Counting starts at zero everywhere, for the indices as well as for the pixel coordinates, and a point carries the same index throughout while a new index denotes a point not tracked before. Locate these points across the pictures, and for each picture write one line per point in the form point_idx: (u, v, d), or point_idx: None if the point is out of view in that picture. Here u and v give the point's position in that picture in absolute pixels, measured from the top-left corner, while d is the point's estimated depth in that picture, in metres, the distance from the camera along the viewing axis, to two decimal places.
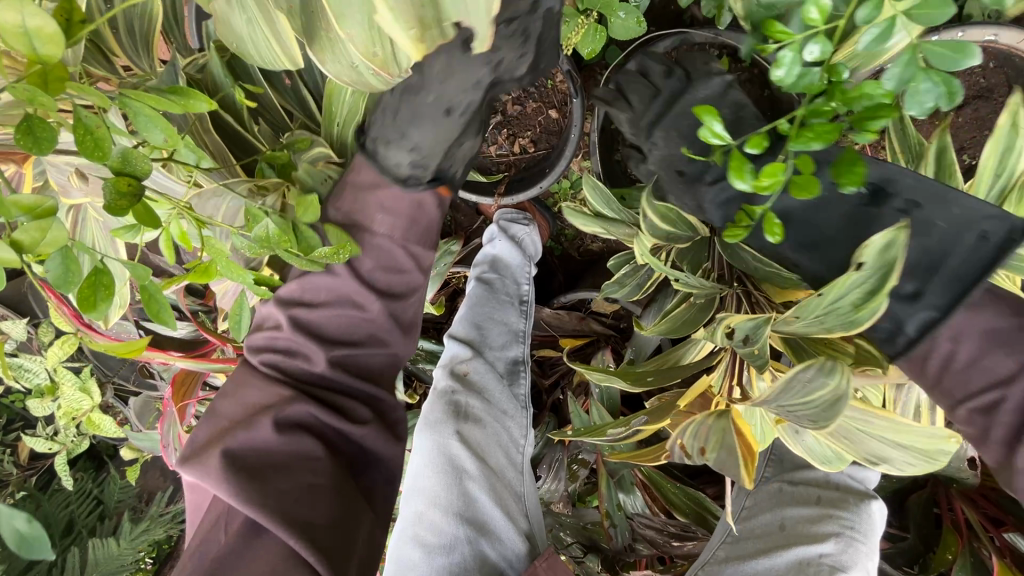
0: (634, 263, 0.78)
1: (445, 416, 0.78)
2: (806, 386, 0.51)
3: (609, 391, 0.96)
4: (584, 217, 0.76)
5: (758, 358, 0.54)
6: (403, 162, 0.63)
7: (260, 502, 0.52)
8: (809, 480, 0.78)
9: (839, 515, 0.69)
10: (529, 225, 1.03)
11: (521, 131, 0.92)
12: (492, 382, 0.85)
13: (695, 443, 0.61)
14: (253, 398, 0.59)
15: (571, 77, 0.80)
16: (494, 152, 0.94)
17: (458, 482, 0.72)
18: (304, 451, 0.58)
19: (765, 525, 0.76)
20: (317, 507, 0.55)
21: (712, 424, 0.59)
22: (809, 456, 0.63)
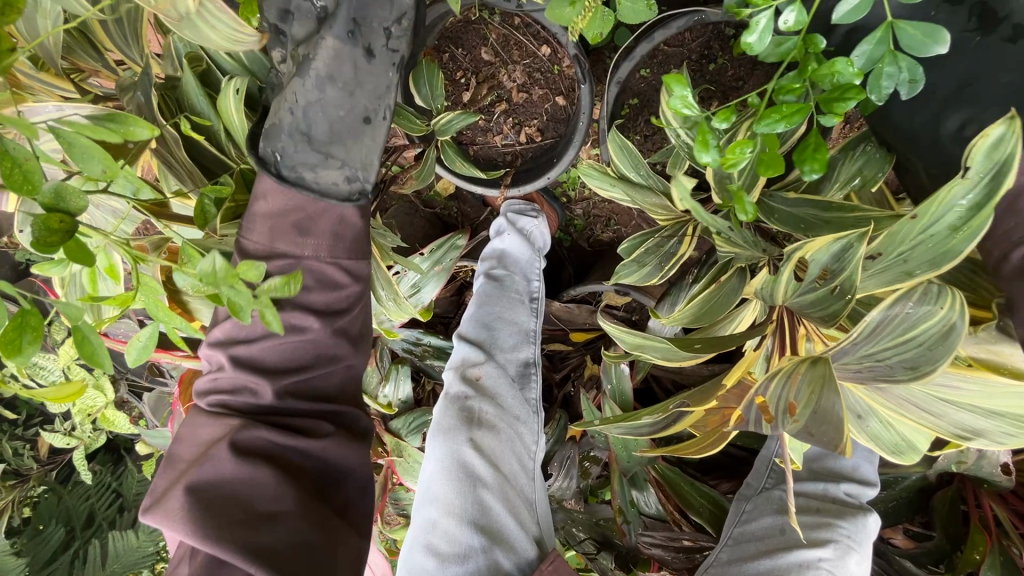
0: (655, 240, 0.73)
1: (458, 423, 0.77)
2: (903, 322, 0.44)
3: (621, 390, 0.94)
4: (599, 177, 0.73)
5: (827, 301, 0.49)
6: (338, 179, 0.60)
7: (217, 536, 0.48)
8: (808, 489, 0.77)
9: (837, 522, 0.70)
10: (538, 217, 0.99)
11: (527, 119, 0.88)
12: (504, 387, 0.83)
13: (780, 400, 0.49)
14: (207, 435, 0.55)
15: (578, 61, 0.76)
16: (500, 142, 0.91)
17: (472, 490, 0.70)
18: (265, 479, 0.53)
19: (766, 528, 0.75)
20: (279, 535, 0.52)
21: (795, 378, 0.49)
22: (874, 443, 0.53)
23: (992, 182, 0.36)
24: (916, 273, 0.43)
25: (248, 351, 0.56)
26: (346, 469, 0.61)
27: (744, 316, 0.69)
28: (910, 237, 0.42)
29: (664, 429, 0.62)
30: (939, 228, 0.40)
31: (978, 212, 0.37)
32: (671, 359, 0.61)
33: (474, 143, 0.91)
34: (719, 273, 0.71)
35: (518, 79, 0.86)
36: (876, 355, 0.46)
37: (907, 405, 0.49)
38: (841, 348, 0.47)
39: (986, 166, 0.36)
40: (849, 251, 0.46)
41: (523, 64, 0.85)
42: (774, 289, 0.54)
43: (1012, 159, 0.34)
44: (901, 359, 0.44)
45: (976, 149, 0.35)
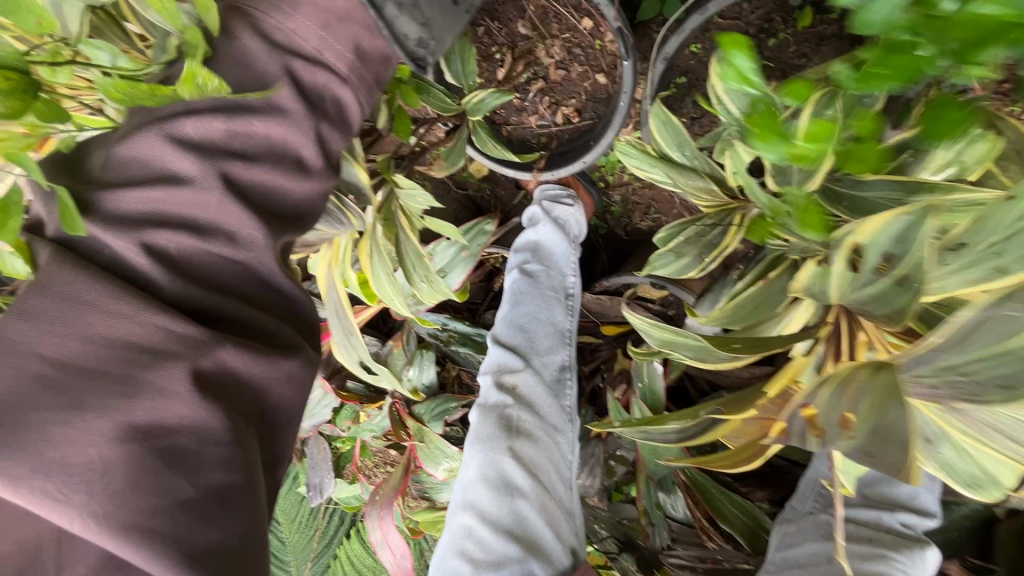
0: (697, 229, 0.68)
1: (496, 430, 0.74)
2: (1009, 326, 0.38)
3: (653, 390, 0.89)
4: (640, 161, 0.68)
5: (892, 297, 0.46)
6: (412, 35, 0.56)
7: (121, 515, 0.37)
8: (859, 516, 0.71)
9: (890, 554, 0.65)
10: (574, 204, 0.95)
11: (566, 99, 0.83)
12: (543, 394, 0.79)
13: (834, 412, 0.44)
14: (118, 334, 0.40)
15: (622, 35, 0.70)
16: (534, 123, 0.86)
17: (510, 500, 0.68)
18: (179, 447, 0.40)
19: (812, 554, 0.68)
20: (211, 528, 0.40)
21: (852, 388, 0.45)
22: (947, 474, 0.47)
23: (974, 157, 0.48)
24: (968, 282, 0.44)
25: (239, 179, 0.45)
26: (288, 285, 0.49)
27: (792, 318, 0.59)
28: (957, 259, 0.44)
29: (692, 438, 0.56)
30: None
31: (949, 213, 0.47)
32: (709, 359, 0.57)
33: (507, 123, 0.87)
34: (767, 268, 0.65)
35: (557, 55, 0.81)
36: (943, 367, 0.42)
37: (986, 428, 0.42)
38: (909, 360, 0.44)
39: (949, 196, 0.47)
40: (911, 230, 0.43)
41: (562, 39, 0.80)
42: (822, 286, 0.51)
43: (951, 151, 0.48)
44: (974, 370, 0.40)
45: None
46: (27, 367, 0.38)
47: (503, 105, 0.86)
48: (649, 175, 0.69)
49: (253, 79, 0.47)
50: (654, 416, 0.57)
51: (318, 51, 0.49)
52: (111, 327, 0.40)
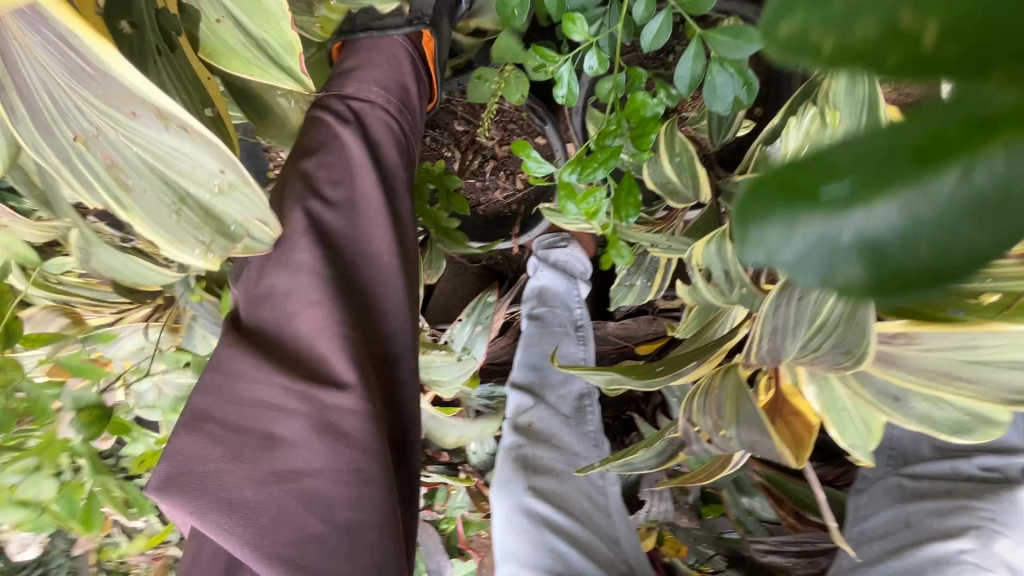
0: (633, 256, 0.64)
1: (514, 473, 0.83)
2: (806, 313, 0.43)
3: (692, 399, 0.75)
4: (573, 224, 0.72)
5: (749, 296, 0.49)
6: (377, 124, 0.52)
7: (276, 539, 0.38)
8: (934, 472, 0.66)
9: (973, 504, 0.60)
10: (569, 246, 1.06)
11: (518, 168, 0.92)
12: (559, 427, 0.88)
13: (709, 419, 0.46)
14: (240, 386, 0.41)
15: (536, 109, 0.82)
16: (501, 197, 0.94)
17: (542, 538, 0.76)
18: (310, 489, 0.40)
19: (886, 522, 0.65)
20: (360, 556, 0.40)
21: (714, 392, 0.48)
22: (930, 427, 0.42)
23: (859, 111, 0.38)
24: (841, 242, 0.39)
25: (339, 200, 0.46)
26: (394, 328, 0.49)
27: (735, 310, 0.53)
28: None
29: (665, 461, 0.51)
30: None
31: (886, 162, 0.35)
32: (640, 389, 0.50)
33: (478, 204, 0.95)
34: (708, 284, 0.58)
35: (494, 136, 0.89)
36: (808, 347, 0.43)
37: (936, 375, 0.40)
38: (769, 345, 0.46)
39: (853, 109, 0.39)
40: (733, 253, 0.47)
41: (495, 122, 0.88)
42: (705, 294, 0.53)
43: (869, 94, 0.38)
44: (832, 346, 0.41)
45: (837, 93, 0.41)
46: (209, 404, 0.41)
47: (468, 190, 0.94)
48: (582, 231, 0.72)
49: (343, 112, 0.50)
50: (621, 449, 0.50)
51: (358, 100, 0.52)
52: (247, 391, 0.41)
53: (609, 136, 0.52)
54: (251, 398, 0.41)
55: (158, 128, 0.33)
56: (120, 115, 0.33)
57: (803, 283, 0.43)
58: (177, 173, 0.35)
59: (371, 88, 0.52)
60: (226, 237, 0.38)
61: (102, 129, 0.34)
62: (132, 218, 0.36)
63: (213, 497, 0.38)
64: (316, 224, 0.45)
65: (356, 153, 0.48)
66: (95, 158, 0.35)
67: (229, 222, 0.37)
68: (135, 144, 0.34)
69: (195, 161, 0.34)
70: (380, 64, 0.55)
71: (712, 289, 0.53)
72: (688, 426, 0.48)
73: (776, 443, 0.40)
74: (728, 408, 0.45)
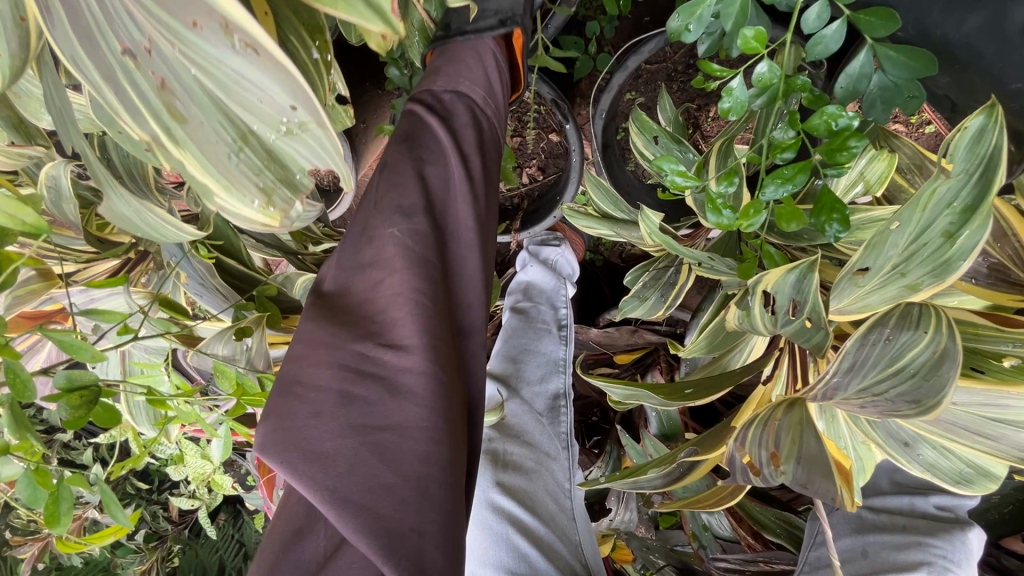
0: (652, 271, 0.62)
1: (482, 467, 0.80)
2: (888, 349, 0.36)
3: (669, 414, 0.76)
4: (587, 221, 0.69)
5: (807, 334, 0.41)
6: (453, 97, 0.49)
7: (359, 490, 0.32)
8: (897, 505, 0.58)
9: (926, 539, 0.52)
10: (561, 245, 1.03)
11: (527, 160, 0.89)
12: (531, 423, 0.85)
13: (760, 447, 0.40)
14: (325, 340, 0.35)
15: (558, 104, 0.76)
16: (504, 188, 0.91)
17: (507, 537, 0.71)
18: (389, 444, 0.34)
19: (844, 551, 0.56)
20: (429, 512, 0.34)
21: (773, 424, 0.42)
22: (931, 475, 0.43)
23: (981, 177, 0.30)
24: (921, 286, 0.34)
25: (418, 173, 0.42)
26: (477, 304, 0.43)
27: (755, 340, 0.53)
28: (898, 249, 0.34)
29: (674, 483, 0.47)
30: (929, 237, 0.33)
31: (972, 215, 0.31)
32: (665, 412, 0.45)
33: None
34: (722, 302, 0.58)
35: (508, 125, 0.86)
36: (871, 389, 0.36)
37: (953, 427, 0.39)
38: (829, 381, 0.38)
39: (970, 162, 0.30)
40: (806, 282, 0.38)
41: (509, 111, 0.85)
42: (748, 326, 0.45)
43: (999, 153, 0.29)
44: (898, 391, 0.35)
45: (955, 144, 0.30)
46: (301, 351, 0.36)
47: None
48: (594, 233, 0.71)
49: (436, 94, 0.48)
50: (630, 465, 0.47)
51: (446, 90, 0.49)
52: (343, 353, 0.35)
53: (790, 149, 0.39)
54: (333, 361, 0.35)
55: (226, 48, 0.24)
56: (179, 24, 0.24)
57: (898, 318, 0.36)
58: (241, 103, 0.26)
59: (464, 83, 0.50)
60: (292, 187, 0.29)
61: (158, 41, 0.25)
62: (184, 156, 0.28)
63: (299, 452, 0.32)
64: (412, 197, 0.41)
65: (443, 139, 0.45)
66: (145, 77, 0.26)
67: (293, 169, 0.29)
68: (195, 67, 0.25)
69: (266, 94, 0.25)
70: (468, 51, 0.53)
71: (766, 314, 0.42)
72: (737, 455, 0.41)
73: (836, 486, 0.36)
74: (787, 441, 0.40)
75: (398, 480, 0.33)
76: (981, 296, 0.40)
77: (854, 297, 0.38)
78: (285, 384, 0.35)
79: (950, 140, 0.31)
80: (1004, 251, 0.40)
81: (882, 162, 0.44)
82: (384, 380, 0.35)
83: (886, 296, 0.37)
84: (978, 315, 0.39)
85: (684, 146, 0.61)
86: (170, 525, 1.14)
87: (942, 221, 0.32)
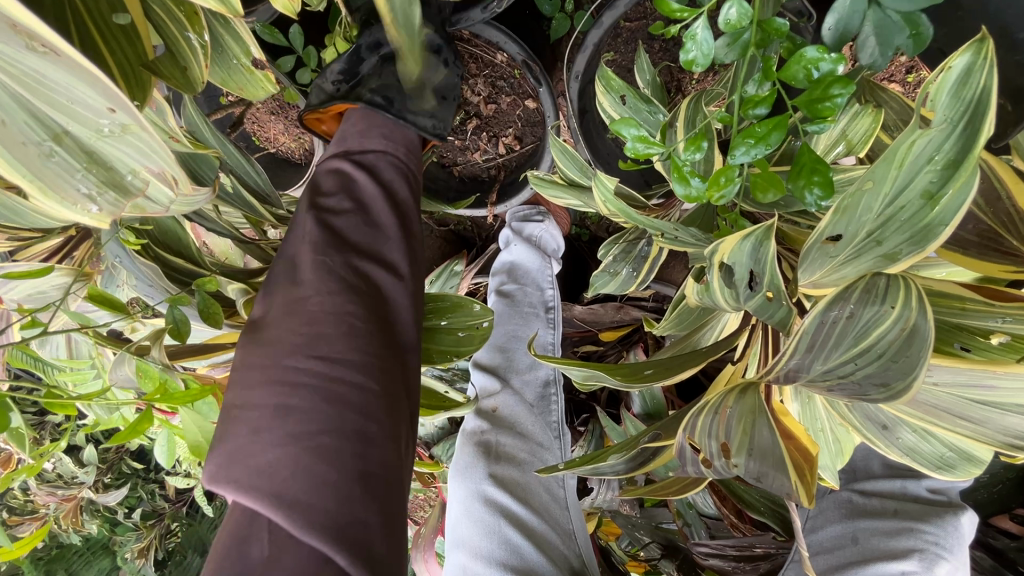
0: (624, 243, 0.59)
1: (474, 459, 0.76)
2: (853, 327, 0.32)
3: (652, 393, 0.73)
4: (555, 190, 0.65)
5: (767, 310, 0.37)
6: (428, 124, 0.57)
7: (301, 494, 0.32)
8: (885, 488, 0.56)
9: (917, 525, 0.49)
10: (544, 221, 0.99)
11: (502, 129, 0.84)
12: (522, 413, 0.82)
13: (713, 438, 0.37)
14: (261, 360, 0.36)
15: (530, 67, 0.71)
16: (480, 158, 0.86)
17: (498, 529, 0.69)
18: (325, 448, 0.33)
19: (833, 536, 0.54)
20: (372, 504, 0.34)
21: (724, 414, 0.38)
22: (912, 459, 0.40)
23: (968, 127, 0.25)
24: (900, 256, 0.31)
25: (357, 192, 0.45)
26: (413, 329, 0.44)
27: (727, 316, 0.50)
28: (872, 213, 0.31)
29: (638, 469, 0.44)
30: (907, 198, 0.29)
31: (956, 172, 0.27)
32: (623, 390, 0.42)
33: (455, 164, 0.88)
34: None
35: (481, 91, 0.81)
36: (836, 371, 0.33)
37: (937, 411, 0.36)
38: (788, 364, 0.34)
39: (955, 109, 0.26)
40: (762, 252, 0.35)
41: (482, 75, 0.80)
42: (710, 301, 0.42)
43: (988, 95, 0.24)
44: (867, 374, 0.32)
45: (937, 88, 0.26)
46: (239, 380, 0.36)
47: (446, 147, 0.86)
48: (565, 204, 0.67)
49: (376, 139, 0.51)
50: (591, 451, 0.44)
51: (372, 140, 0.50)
52: (276, 370, 0.35)
53: (763, 104, 0.33)
54: (260, 387, 0.35)
55: (26, 48, 0.22)
56: None
57: (861, 291, 0.32)
58: (52, 104, 0.25)
59: (380, 141, 0.51)
60: (118, 190, 0.29)
61: None
62: None
63: (246, 470, 0.32)
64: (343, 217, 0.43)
65: (369, 189, 0.46)
66: None
67: (122, 170, 0.28)
68: None
69: (76, 93, 0.24)
70: (422, 68, 0.60)
71: (726, 289, 0.39)
72: (686, 447, 0.38)
73: (790, 480, 0.33)
74: (738, 433, 0.37)
75: (340, 478, 0.33)
76: (972, 268, 0.37)
77: (827, 269, 0.35)
78: (226, 415, 0.35)
79: (932, 84, 0.26)
80: (995, 217, 0.37)
81: (867, 118, 0.40)
82: (329, 390, 0.35)
83: (859, 267, 0.33)
84: (965, 287, 0.36)
85: (653, 107, 0.58)
86: (168, 503, 1.14)
87: (923, 180, 0.28)
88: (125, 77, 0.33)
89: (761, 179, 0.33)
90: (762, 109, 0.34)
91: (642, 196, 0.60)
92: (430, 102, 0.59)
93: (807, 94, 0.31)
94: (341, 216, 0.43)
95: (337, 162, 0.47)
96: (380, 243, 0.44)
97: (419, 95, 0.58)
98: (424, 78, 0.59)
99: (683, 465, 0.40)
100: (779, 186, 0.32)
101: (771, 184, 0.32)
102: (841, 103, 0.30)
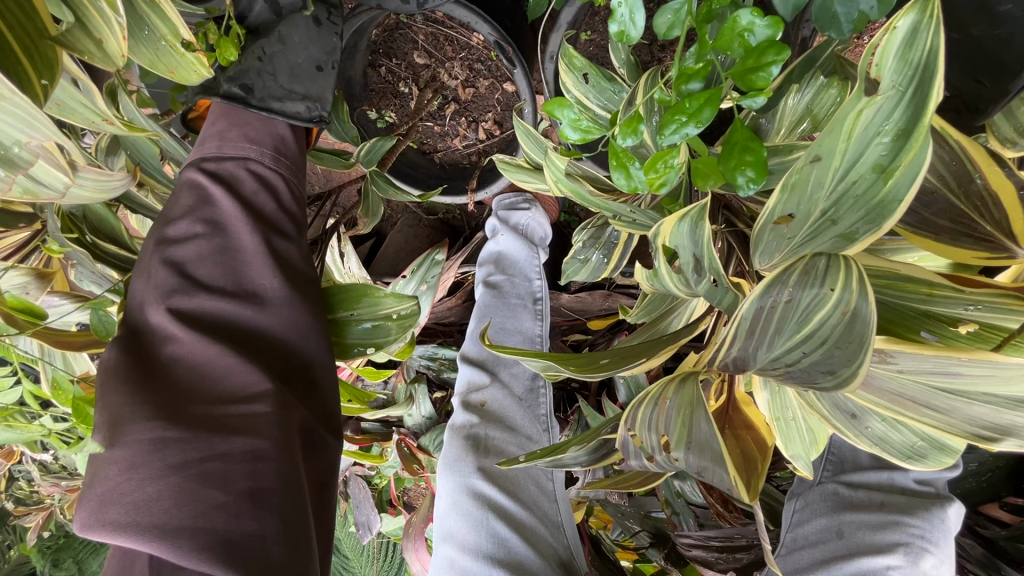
0: (592, 229, 0.58)
1: (463, 453, 0.75)
2: (793, 314, 0.30)
3: (636, 382, 0.72)
4: (520, 174, 0.64)
5: (718, 295, 0.36)
6: (302, 107, 0.55)
7: (183, 520, 0.33)
8: (870, 478, 0.54)
9: (903, 518, 0.48)
10: (530, 209, 0.97)
11: (481, 114, 0.82)
12: (509, 407, 0.81)
13: (653, 431, 0.36)
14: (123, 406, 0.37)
15: (501, 48, 0.69)
16: (460, 145, 0.85)
17: (485, 522, 0.68)
18: (213, 471, 0.35)
19: (818, 529, 0.52)
20: (266, 515, 0.36)
21: (663, 405, 0.37)
22: (884, 450, 0.39)
23: (917, 92, 0.23)
24: (856, 236, 0.29)
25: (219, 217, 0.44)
26: (296, 338, 0.45)
27: (695, 303, 0.48)
28: (822, 189, 0.29)
29: (597, 462, 0.43)
30: (857, 175, 0.28)
31: (907, 142, 0.25)
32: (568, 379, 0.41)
33: (435, 150, 0.86)
34: None
35: (457, 75, 0.79)
36: (785, 359, 0.31)
37: (903, 399, 0.34)
38: (735, 352, 0.33)
39: (902, 73, 0.24)
40: (702, 233, 0.34)
41: (458, 58, 0.78)
42: (665, 286, 0.40)
43: (935, 57, 0.22)
44: (813, 362, 0.30)
45: (882, 51, 0.24)
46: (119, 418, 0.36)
47: (425, 133, 0.85)
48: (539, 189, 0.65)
49: (244, 142, 0.49)
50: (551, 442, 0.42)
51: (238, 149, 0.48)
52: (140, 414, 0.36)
53: (696, 78, 0.32)
54: (129, 427, 0.36)
55: None
56: None
57: (800, 273, 0.30)
58: None
59: (244, 145, 0.49)
60: None
61: None
62: None
63: (123, 511, 0.33)
64: (198, 248, 0.43)
65: (230, 208, 0.44)
66: None
67: None
68: None
69: None
70: (290, 36, 0.57)
71: (677, 275, 0.37)
72: (629, 441, 0.38)
73: (730, 475, 0.32)
74: (676, 425, 0.36)
75: (231, 499, 0.35)
76: (945, 253, 0.35)
77: (786, 251, 0.34)
78: (99, 460, 0.35)
79: (877, 49, 0.24)
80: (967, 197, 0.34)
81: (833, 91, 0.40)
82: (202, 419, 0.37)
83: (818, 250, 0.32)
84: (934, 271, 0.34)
85: (616, 85, 0.56)
86: None
87: (873, 152, 0.26)
88: (27, 51, 0.32)
89: (702, 165, 0.31)
90: (697, 83, 0.32)
91: (609, 178, 0.58)
92: (301, 76, 0.57)
93: (745, 63, 0.29)
94: (198, 247, 0.43)
95: (198, 176, 0.46)
96: (248, 263, 0.44)
97: (291, 72, 0.57)
98: (295, 53, 0.57)
99: (632, 458, 0.39)
100: (726, 169, 0.30)
101: (711, 170, 0.31)
102: (775, 75, 0.29)
